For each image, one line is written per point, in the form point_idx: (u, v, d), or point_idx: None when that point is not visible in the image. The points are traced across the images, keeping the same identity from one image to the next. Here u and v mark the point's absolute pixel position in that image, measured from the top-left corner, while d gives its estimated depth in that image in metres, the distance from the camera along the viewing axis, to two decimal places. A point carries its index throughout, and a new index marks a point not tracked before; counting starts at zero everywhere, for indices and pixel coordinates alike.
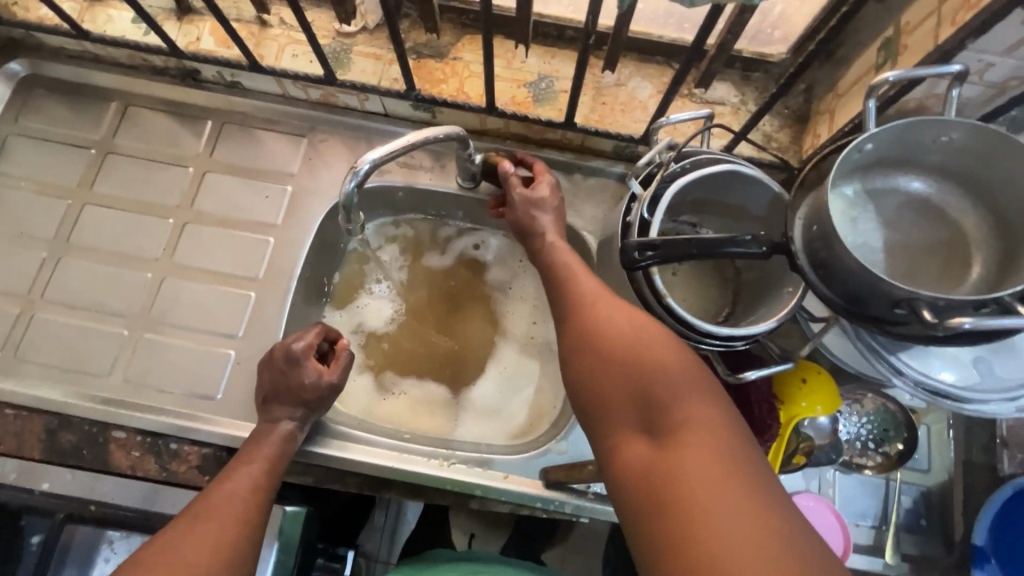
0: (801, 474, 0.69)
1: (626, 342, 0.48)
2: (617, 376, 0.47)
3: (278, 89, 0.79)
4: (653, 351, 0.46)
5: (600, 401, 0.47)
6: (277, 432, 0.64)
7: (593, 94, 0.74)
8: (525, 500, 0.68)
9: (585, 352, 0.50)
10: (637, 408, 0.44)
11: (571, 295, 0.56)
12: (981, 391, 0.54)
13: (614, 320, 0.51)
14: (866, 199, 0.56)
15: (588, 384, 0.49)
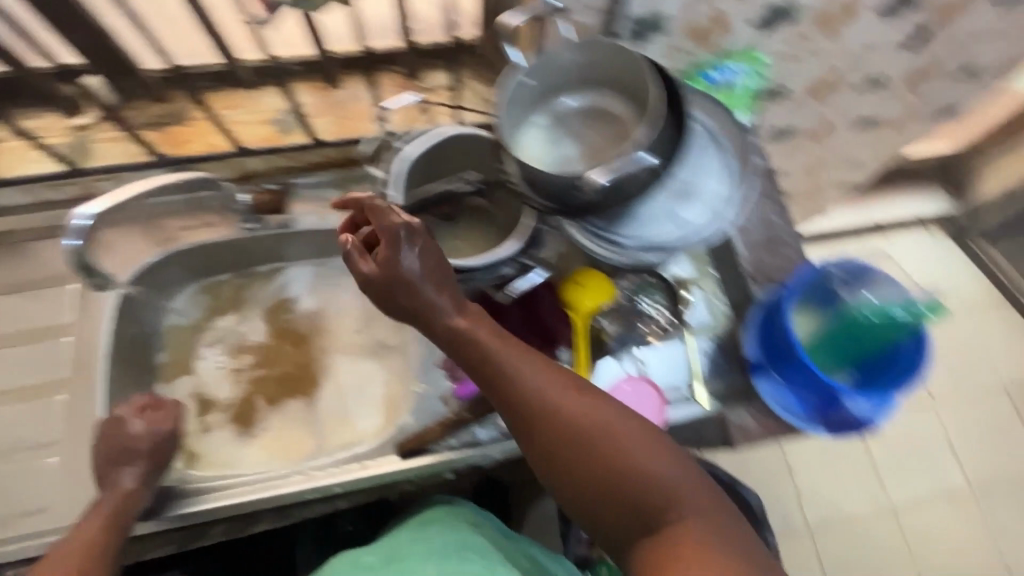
0: (615, 361, 0.77)
1: (570, 413, 0.53)
2: (574, 449, 0.52)
3: (37, 200, 0.81)
4: (616, 430, 0.52)
5: (563, 474, 0.53)
6: (116, 492, 0.63)
7: (333, 113, 0.83)
8: (386, 479, 0.71)
9: (535, 426, 0.54)
10: (597, 471, 0.51)
11: (499, 368, 0.56)
12: (679, 237, 0.66)
13: (550, 390, 0.55)
14: (552, 124, 0.69)
15: (568, 482, 0.52)
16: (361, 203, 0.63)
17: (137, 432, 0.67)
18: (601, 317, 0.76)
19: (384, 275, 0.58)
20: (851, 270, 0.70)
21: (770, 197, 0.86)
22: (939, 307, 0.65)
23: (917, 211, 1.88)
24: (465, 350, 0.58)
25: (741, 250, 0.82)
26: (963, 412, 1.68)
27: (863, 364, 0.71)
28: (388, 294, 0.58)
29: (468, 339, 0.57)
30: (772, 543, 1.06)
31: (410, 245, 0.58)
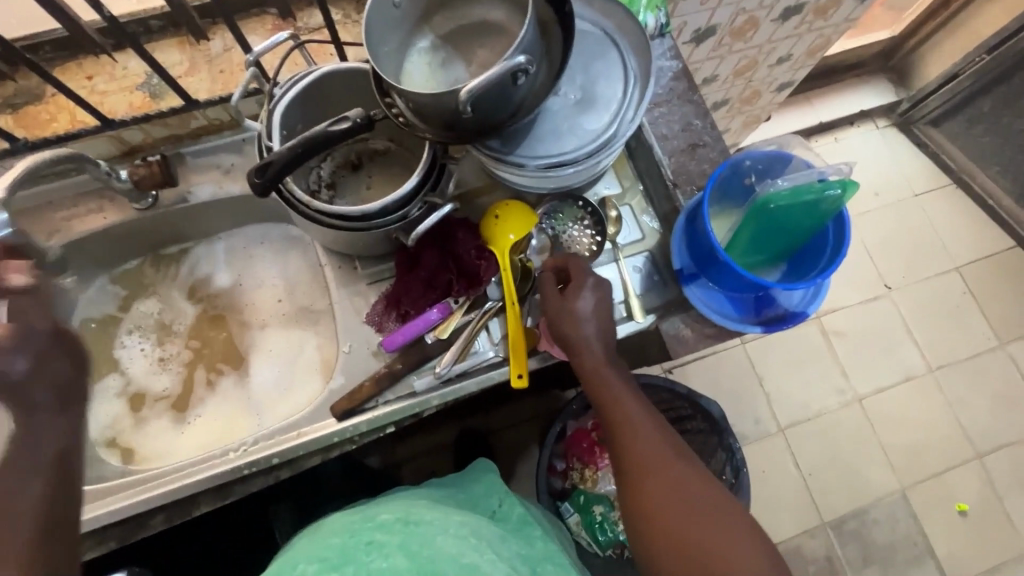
0: None
1: (666, 464, 0.57)
2: (665, 494, 0.55)
3: None
4: (713, 520, 0.52)
5: (647, 519, 0.55)
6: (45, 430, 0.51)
7: (209, 68, 0.75)
8: (323, 442, 0.70)
9: (633, 463, 0.59)
10: (669, 510, 0.54)
11: (613, 402, 0.63)
12: (579, 149, 0.62)
13: (651, 440, 0.59)
14: (439, 45, 0.65)
15: (639, 500, 0.56)
16: (568, 262, 0.70)
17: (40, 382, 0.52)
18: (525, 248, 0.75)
19: (558, 309, 0.67)
20: (760, 162, 0.69)
21: (688, 101, 0.83)
22: (845, 186, 0.59)
23: (862, 106, 1.86)
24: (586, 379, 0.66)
25: (663, 159, 0.79)
26: (918, 299, 1.73)
27: (790, 258, 0.71)
28: (554, 307, 0.67)
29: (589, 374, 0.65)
30: (735, 446, 1.09)
31: (582, 283, 0.68)
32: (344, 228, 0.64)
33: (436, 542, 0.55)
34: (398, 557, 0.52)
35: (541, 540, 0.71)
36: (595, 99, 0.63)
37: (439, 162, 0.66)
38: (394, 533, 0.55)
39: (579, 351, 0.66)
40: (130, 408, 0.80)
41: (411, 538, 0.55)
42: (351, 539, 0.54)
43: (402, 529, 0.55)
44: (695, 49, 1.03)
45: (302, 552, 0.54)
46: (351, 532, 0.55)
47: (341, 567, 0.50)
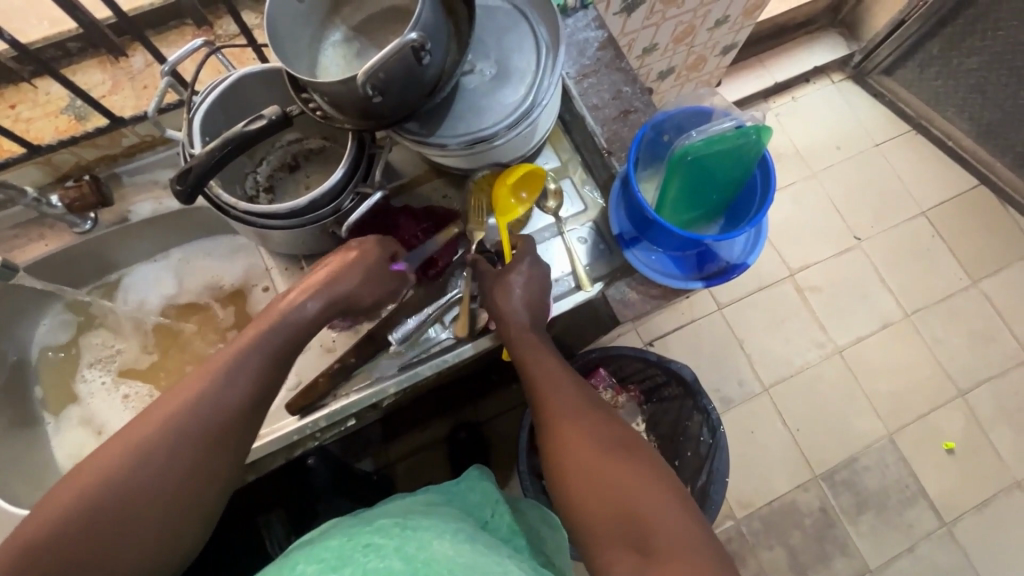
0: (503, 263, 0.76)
1: (586, 420, 0.59)
2: (582, 444, 0.56)
3: None
4: (617, 450, 0.55)
5: (569, 474, 0.55)
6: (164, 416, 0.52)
7: (132, 84, 0.75)
8: (281, 442, 0.70)
9: (555, 422, 0.60)
10: (577, 447, 0.56)
11: (535, 363, 0.66)
12: (500, 123, 0.62)
13: (576, 401, 0.61)
14: (352, 36, 0.65)
15: (556, 446, 0.58)
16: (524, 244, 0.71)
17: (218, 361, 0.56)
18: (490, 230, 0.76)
19: (494, 282, 0.69)
20: (679, 120, 0.71)
21: (616, 69, 0.83)
22: (760, 131, 0.61)
23: (816, 62, 1.85)
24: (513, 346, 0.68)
25: (595, 129, 0.80)
26: (888, 246, 1.75)
27: (728, 209, 0.72)
28: (494, 275, 0.69)
29: (517, 338, 0.68)
30: (709, 408, 1.10)
31: (521, 265, 0.69)
32: (275, 225, 0.65)
33: (433, 546, 0.52)
34: (396, 560, 0.49)
35: (528, 550, 0.67)
36: (511, 71, 0.64)
37: (366, 153, 0.67)
38: (393, 536, 0.52)
39: (513, 318, 0.68)
40: (97, 435, 0.81)
41: (408, 540, 0.52)
42: (348, 541, 0.52)
43: (399, 533, 0.53)
44: (627, 19, 1.04)
45: (302, 552, 0.52)
46: (351, 535, 0.53)
47: (339, 568, 0.48)
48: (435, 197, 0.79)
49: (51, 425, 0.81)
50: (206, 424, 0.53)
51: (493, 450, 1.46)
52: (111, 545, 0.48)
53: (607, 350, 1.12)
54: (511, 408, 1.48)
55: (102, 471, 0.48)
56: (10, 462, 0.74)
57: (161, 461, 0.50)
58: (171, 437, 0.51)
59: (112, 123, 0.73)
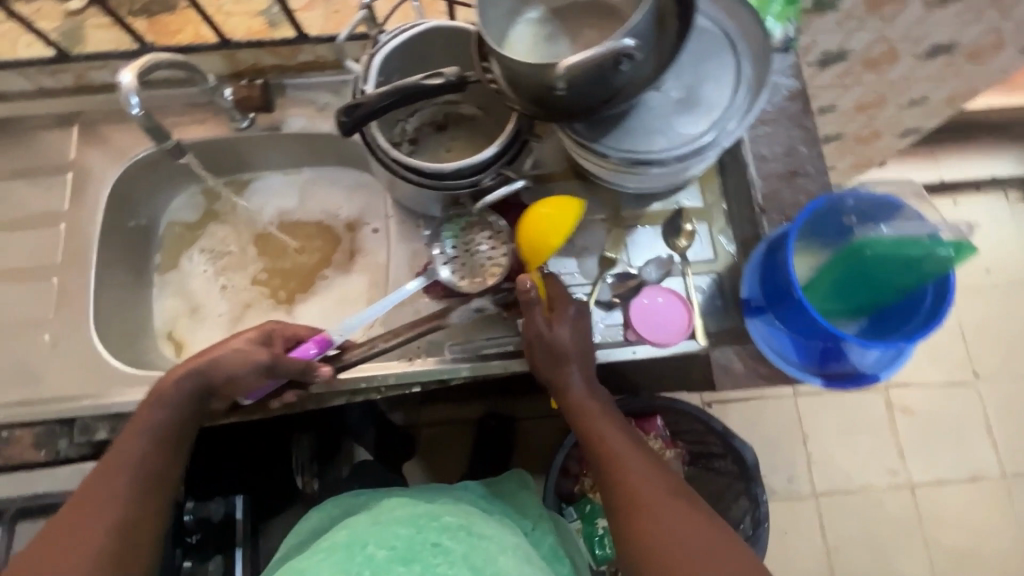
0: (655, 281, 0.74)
1: (651, 504, 0.54)
2: (664, 531, 0.52)
3: (32, 84, 0.79)
4: (698, 539, 0.51)
5: (651, 561, 0.51)
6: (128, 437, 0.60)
7: (326, 6, 0.78)
8: (351, 384, 0.72)
9: (625, 502, 0.56)
10: (657, 536, 0.52)
11: (597, 436, 0.62)
12: (669, 149, 0.58)
13: (643, 478, 0.57)
14: (549, 18, 0.64)
15: (629, 533, 0.54)
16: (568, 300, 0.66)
17: (176, 388, 0.62)
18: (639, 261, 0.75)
19: (549, 346, 0.65)
20: (862, 205, 0.62)
21: (797, 124, 0.76)
22: (962, 249, 0.53)
23: (994, 171, 1.65)
24: (577, 416, 0.64)
25: (754, 181, 0.75)
26: (1010, 396, 1.54)
27: (876, 315, 0.64)
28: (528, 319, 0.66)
29: (578, 409, 0.64)
30: (762, 498, 1.02)
31: (565, 311, 0.65)
32: (414, 182, 0.64)
33: (498, 563, 0.54)
34: (463, 568, 0.52)
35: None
36: (699, 101, 0.59)
37: (522, 138, 0.65)
38: (461, 541, 0.55)
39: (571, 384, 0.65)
40: (190, 314, 0.85)
41: (474, 550, 0.55)
42: (418, 535, 0.55)
43: (465, 538, 0.56)
44: (817, 73, 0.95)
45: (369, 535, 0.56)
46: (419, 527, 0.56)
47: (410, 563, 0.52)
48: (564, 198, 0.77)
49: (157, 289, 0.86)
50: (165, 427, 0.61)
51: (521, 451, 1.44)
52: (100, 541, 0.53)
53: (671, 401, 1.06)
54: (549, 417, 1.45)
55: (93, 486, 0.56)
56: (115, 314, 0.78)
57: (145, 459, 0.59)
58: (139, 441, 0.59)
59: (300, 36, 0.76)
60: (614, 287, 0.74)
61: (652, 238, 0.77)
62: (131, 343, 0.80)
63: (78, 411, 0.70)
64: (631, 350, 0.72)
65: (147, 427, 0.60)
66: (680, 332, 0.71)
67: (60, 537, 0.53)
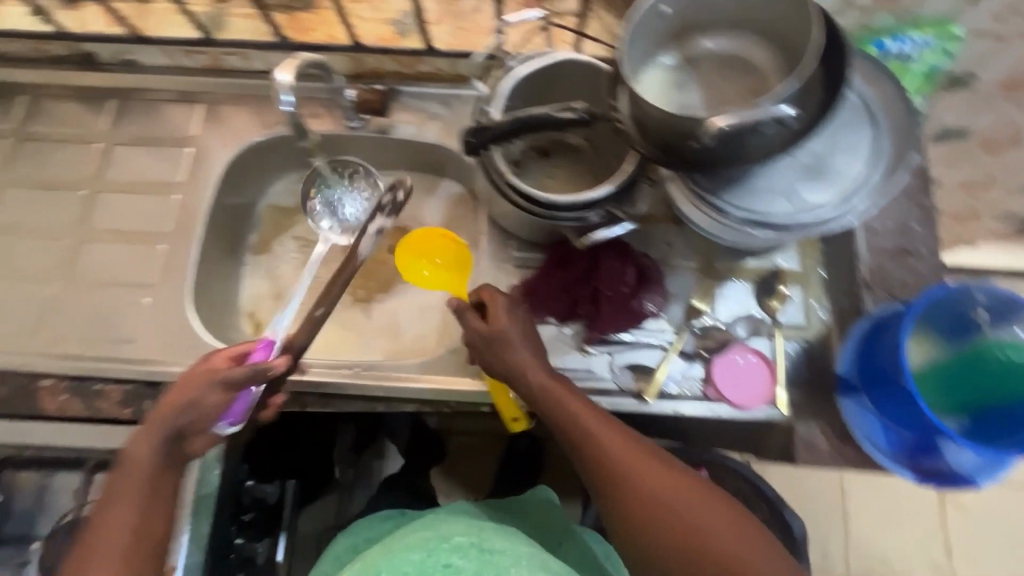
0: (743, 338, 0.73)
1: (665, 497, 0.54)
2: (661, 507, 0.53)
3: (169, 60, 0.84)
4: (692, 506, 0.53)
5: (649, 540, 0.53)
6: (121, 487, 0.55)
7: (455, 23, 0.80)
8: (425, 395, 0.74)
9: (613, 479, 0.56)
10: (655, 515, 0.53)
11: (569, 418, 0.59)
12: (793, 213, 0.57)
13: (653, 473, 0.55)
14: (682, 66, 0.62)
15: (622, 513, 0.55)
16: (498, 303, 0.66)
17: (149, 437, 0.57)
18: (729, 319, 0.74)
19: (495, 343, 0.63)
20: (998, 301, 0.62)
21: (913, 202, 0.73)
22: None
23: None
24: (543, 402, 0.61)
25: (861, 254, 0.72)
26: None
27: (984, 418, 0.62)
28: (482, 343, 0.64)
29: (546, 390, 0.61)
30: None
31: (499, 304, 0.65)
32: (522, 209, 0.65)
33: None
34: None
35: None
36: (829, 171, 0.58)
37: (635, 180, 0.65)
38: (473, 559, 0.54)
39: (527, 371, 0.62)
40: (272, 297, 0.87)
41: (485, 567, 0.54)
42: (430, 558, 0.54)
43: (477, 556, 0.55)
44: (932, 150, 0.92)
45: (384, 559, 0.55)
46: (430, 549, 0.55)
47: None
48: (659, 241, 0.77)
49: (247, 267, 0.88)
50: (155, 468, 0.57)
51: None
52: None
53: (725, 458, 1.01)
54: None
55: (101, 539, 0.53)
56: (206, 286, 0.81)
57: (133, 510, 0.55)
58: (128, 494, 0.55)
59: (428, 49, 0.78)
60: (698, 339, 0.73)
61: (743, 296, 0.75)
62: (217, 316, 0.83)
63: (166, 376, 0.73)
64: (708, 408, 0.70)
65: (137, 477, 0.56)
66: (761, 395, 0.69)
67: None
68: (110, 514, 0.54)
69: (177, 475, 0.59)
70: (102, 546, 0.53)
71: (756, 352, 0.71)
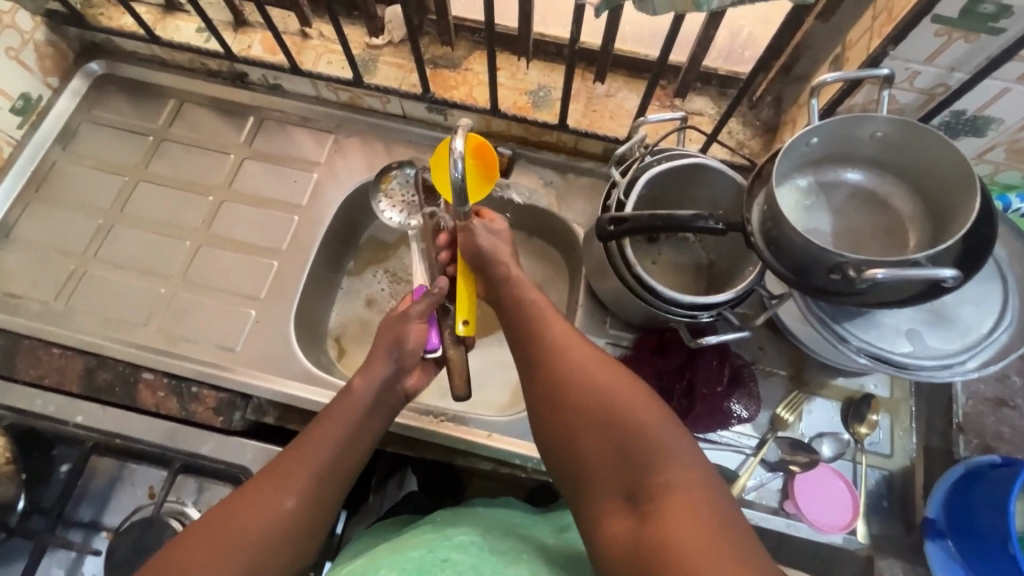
0: (827, 458, 0.73)
1: (598, 395, 0.54)
2: (602, 418, 0.52)
3: (313, 91, 0.90)
4: (636, 422, 0.51)
5: (583, 451, 0.53)
6: (331, 429, 0.59)
7: (586, 103, 0.84)
8: (505, 456, 0.74)
9: (561, 389, 0.55)
10: (596, 425, 0.53)
11: (535, 328, 0.60)
12: (915, 357, 0.58)
13: (594, 374, 0.55)
14: (819, 190, 0.63)
15: (563, 426, 0.55)
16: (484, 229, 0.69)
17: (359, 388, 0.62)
18: (816, 437, 0.74)
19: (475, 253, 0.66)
20: None
21: None
22: None
23: None
24: (518, 312, 0.63)
25: (959, 396, 0.72)
26: None
27: None
28: (475, 257, 0.67)
29: (522, 301, 0.63)
30: None
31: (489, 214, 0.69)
32: (641, 300, 0.66)
33: (508, 571, 0.54)
34: None
35: None
36: (951, 321, 0.59)
37: (753, 290, 0.67)
38: (471, 555, 0.55)
39: (509, 277, 0.65)
40: (360, 324, 0.90)
41: (484, 562, 0.54)
42: (427, 555, 0.54)
43: (476, 553, 0.55)
44: None
45: (385, 558, 0.56)
46: (430, 548, 0.56)
47: None
48: (752, 344, 0.78)
49: (342, 291, 0.91)
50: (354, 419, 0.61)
51: None
52: (278, 525, 0.52)
53: None
54: None
55: (293, 466, 0.55)
56: (306, 308, 0.84)
57: (331, 452, 0.57)
58: (331, 436, 0.58)
59: (560, 124, 0.82)
60: (786, 452, 0.72)
61: (829, 414, 0.75)
62: (311, 335, 0.85)
63: (260, 391, 0.76)
64: (786, 524, 0.70)
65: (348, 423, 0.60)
66: (845, 522, 0.69)
67: (262, 523, 0.51)
68: (308, 450, 0.57)
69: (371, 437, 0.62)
70: (288, 477, 0.55)
71: (838, 474, 0.71)
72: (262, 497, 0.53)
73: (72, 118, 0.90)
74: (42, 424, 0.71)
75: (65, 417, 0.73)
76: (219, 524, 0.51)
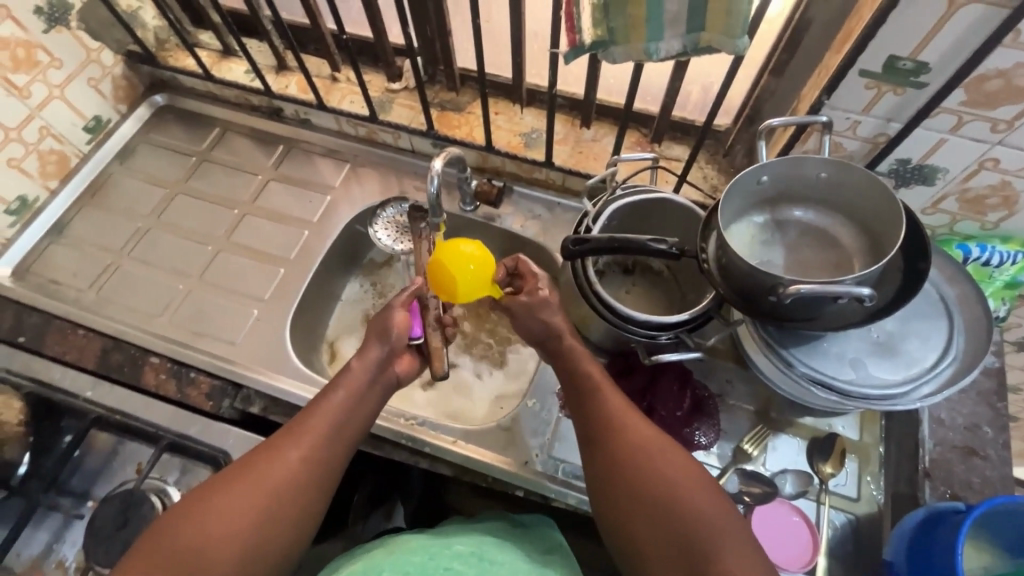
0: (788, 495, 0.72)
1: (657, 477, 0.55)
2: (654, 484, 0.54)
3: (336, 126, 1.02)
4: (686, 493, 0.53)
5: (634, 513, 0.55)
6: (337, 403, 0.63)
7: (574, 145, 0.92)
8: (467, 463, 0.77)
9: (615, 453, 0.58)
10: (645, 492, 0.54)
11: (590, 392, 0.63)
12: (857, 383, 0.59)
13: (643, 443, 0.58)
14: (772, 226, 0.68)
15: (616, 487, 0.56)
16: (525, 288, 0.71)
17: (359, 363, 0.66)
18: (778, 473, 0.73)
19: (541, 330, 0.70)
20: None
21: (986, 402, 0.73)
22: None
23: None
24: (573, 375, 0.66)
25: (925, 441, 0.72)
26: None
27: None
28: (519, 320, 0.71)
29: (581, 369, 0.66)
30: None
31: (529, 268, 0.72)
32: (601, 318, 0.70)
33: None
34: None
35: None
36: (898, 354, 0.61)
37: (710, 314, 0.70)
38: (471, 565, 0.59)
39: (565, 340, 0.68)
40: (353, 335, 0.96)
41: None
42: (430, 561, 0.59)
43: (476, 564, 0.59)
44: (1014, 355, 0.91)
45: (386, 557, 0.59)
46: (431, 553, 0.60)
47: None
48: (719, 375, 0.80)
49: (341, 303, 0.99)
50: (355, 389, 0.64)
51: None
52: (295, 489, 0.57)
53: None
54: None
55: (309, 432, 0.60)
56: (305, 313, 0.92)
57: (338, 416, 0.62)
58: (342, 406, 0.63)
59: (547, 162, 0.90)
60: (743, 483, 0.72)
61: (794, 451, 0.75)
62: (306, 340, 0.92)
63: (249, 382, 0.82)
64: None
65: (344, 397, 0.63)
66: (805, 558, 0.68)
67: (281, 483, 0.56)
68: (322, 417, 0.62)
69: (367, 414, 0.65)
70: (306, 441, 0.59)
71: (796, 510, 0.71)
72: (282, 460, 0.58)
73: (132, 138, 1.05)
74: (56, 393, 0.79)
75: (76, 390, 0.80)
76: (250, 470, 0.57)
